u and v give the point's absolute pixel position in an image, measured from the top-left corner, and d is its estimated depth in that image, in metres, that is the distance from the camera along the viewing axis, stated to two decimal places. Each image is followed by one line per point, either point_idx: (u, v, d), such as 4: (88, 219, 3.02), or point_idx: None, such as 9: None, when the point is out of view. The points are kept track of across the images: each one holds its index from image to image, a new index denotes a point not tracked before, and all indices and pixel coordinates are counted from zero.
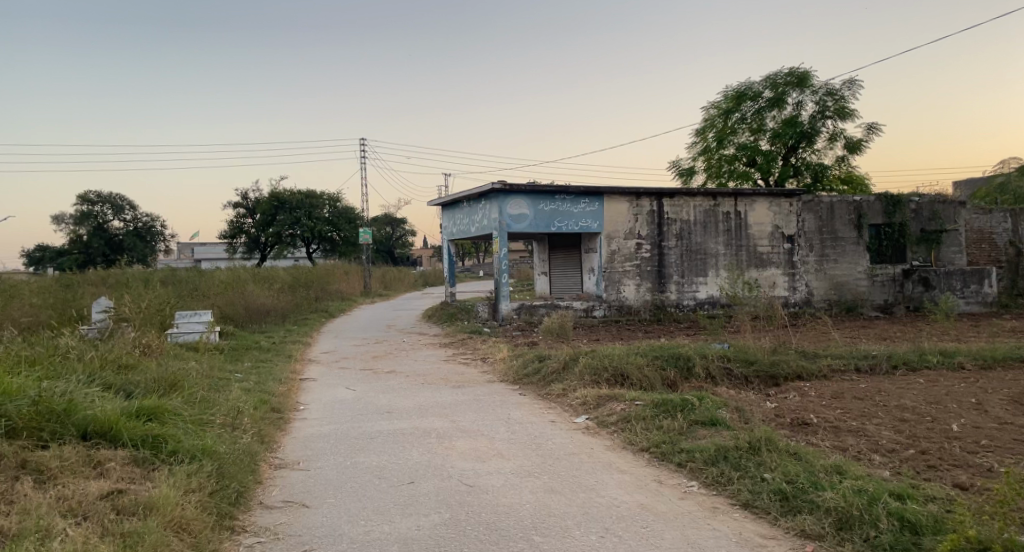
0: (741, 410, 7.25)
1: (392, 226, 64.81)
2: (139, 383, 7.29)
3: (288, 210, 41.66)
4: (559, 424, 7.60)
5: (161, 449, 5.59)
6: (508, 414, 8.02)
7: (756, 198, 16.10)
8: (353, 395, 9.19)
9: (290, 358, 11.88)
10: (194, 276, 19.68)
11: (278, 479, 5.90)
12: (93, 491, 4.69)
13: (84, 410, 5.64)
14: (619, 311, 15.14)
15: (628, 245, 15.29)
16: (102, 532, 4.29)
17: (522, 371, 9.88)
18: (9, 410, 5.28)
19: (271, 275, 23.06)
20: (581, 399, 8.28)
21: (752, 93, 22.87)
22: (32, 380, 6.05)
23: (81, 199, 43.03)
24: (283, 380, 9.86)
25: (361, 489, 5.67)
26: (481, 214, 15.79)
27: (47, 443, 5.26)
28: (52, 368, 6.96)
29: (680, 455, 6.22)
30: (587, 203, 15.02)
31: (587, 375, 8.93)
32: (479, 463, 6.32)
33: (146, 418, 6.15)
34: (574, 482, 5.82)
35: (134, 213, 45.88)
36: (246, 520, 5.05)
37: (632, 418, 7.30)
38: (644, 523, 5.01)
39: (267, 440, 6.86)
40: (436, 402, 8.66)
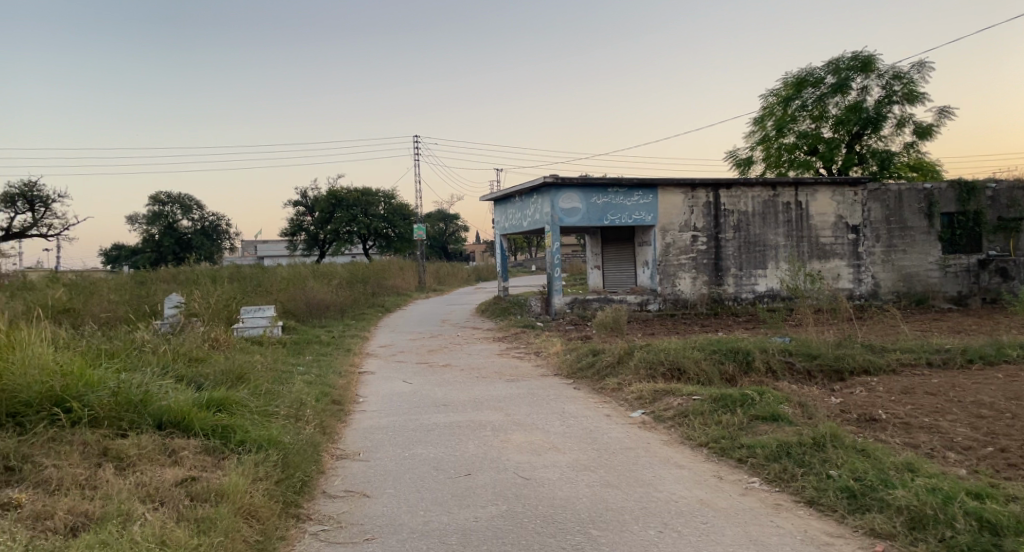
0: (804, 405, 7.07)
1: (445, 222, 65.61)
2: (208, 376, 7.57)
3: (345, 207, 42.55)
4: (615, 418, 7.56)
5: (230, 439, 5.80)
6: (563, 407, 8.03)
7: (817, 187, 15.63)
8: (410, 389, 9.33)
9: (349, 352, 12.14)
10: (258, 272, 20.32)
11: (341, 469, 6.05)
12: (168, 478, 4.90)
13: (159, 401, 5.89)
14: (675, 304, 14.96)
15: (684, 237, 15.06)
16: (178, 517, 4.48)
17: (576, 365, 9.87)
18: (91, 400, 5.53)
19: (330, 271, 23.63)
20: (636, 393, 8.23)
21: (813, 79, 22.21)
22: (112, 371, 6.34)
23: (153, 199, 44.90)
24: (343, 373, 10.10)
25: (419, 480, 5.77)
26: (533, 208, 15.77)
27: (126, 432, 5.51)
28: (130, 361, 7.29)
29: (741, 451, 6.11)
30: (640, 195, 14.87)
31: (642, 369, 8.87)
32: (534, 457, 6.34)
33: (216, 408, 6.39)
34: (631, 477, 5.80)
35: (202, 212, 47.56)
36: (310, 509, 5.20)
37: (690, 413, 7.21)
38: (704, 519, 4.95)
39: (328, 431, 7.04)
40: (491, 395, 8.74)
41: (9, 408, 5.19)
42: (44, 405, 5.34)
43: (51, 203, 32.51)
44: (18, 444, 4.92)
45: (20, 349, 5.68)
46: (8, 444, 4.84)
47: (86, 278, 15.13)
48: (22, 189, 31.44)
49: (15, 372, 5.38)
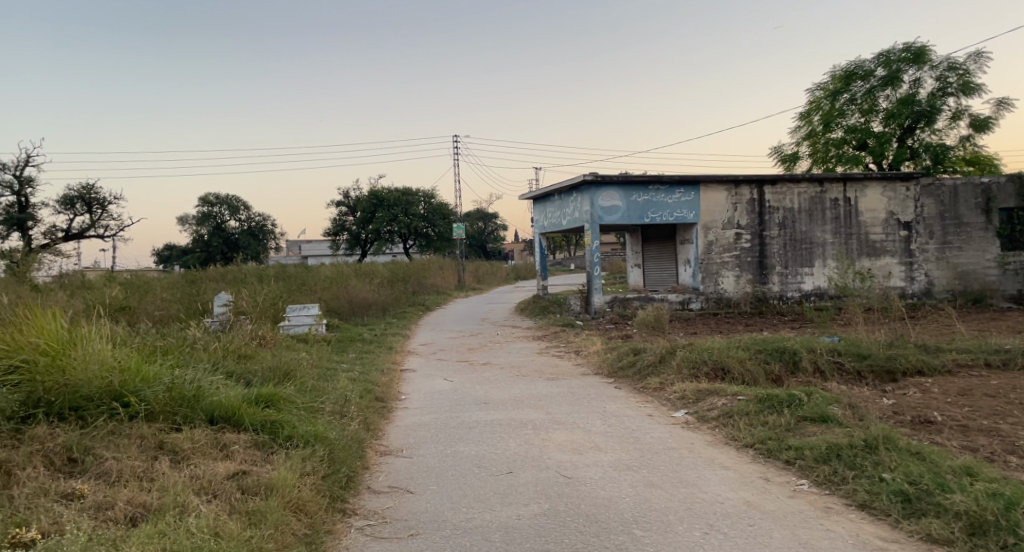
0: (855, 407, 6.89)
1: (484, 221, 65.91)
2: (257, 373, 7.75)
3: (386, 207, 43.06)
4: (658, 418, 7.49)
5: (279, 434, 5.92)
6: (604, 406, 7.99)
7: (867, 183, 15.24)
8: (451, 386, 9.39)
9: (391, 349, 12.28)
10: (303, 271, 20.69)
11: (385, 465, 6.12)
12: (221, 471, 5.03)
13: (211, 396, 6.05)
14: (717, 303, 14.75)
15: (727, 235, 14.84)
16: (231, 509, 4.58)
17: (617, 364, 9.80)
18: (147, 395, 5.70)
19: (372, 270, 23.94)
20: (679, 393, 8.14)
21: (863, 72, 21.65)
22: (166, 367, 6.53)
23: (202, 201, 46.11)
24: (386, 371, 10.22)
25: (462, 477, 5.80)
26: (572, 206, 15.72)
27: (180, 426, 5.67)
28: (182, 357, 7.50)
29: (788, 452, 6.00)
30: (682, 192, 14.71)
31: (685, 368, 8.76)
32: (576, 455, 6.32)
33: (265, 404, 6.53)
34: (675, 477, 5.73)
35: (249, 213, 48.66)
36: (355, 504, 5.27)
37: (734, 413, 7.10)
38: (751, 521, 4.88)
39: (371, 427, 7.13)
40: (532, 394, 8.75)
41: (72, 401, 5.38)
42: (104, 399, 5.52)
43: (107, 205, 33.64)
44: (80, 436, 5.10)
45: (81, 344, 5.89)
46: (71, 437, 5.02)
47: (140, 277, 15.61)
48: (80, 192, 32.61)
49: (77, 367, 5.58)
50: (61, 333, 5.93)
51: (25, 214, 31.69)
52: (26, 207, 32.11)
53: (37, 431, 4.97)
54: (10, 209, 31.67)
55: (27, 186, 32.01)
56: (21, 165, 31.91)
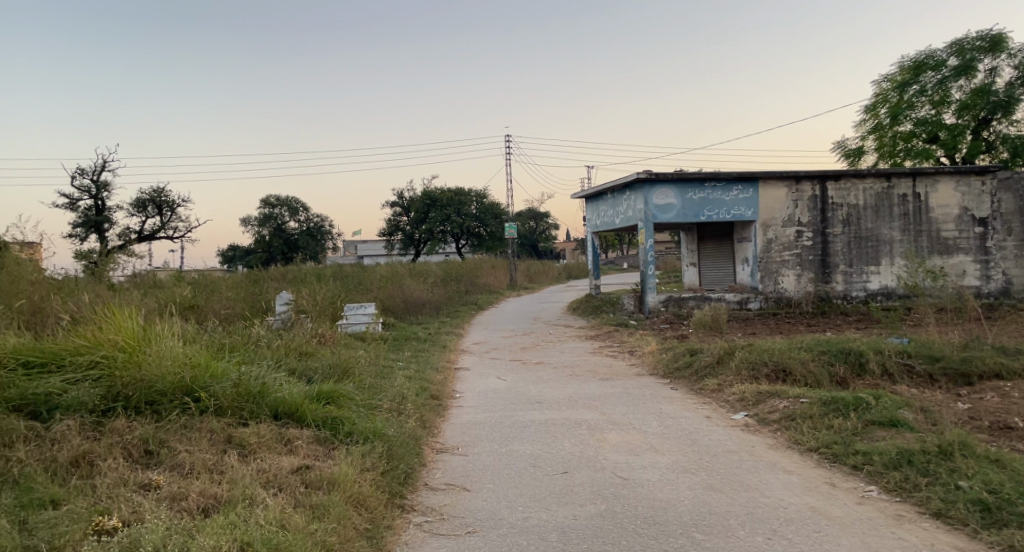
0: (927, 411, 6.63)
1: (536, 220, 65.97)
2: (317, 370, 7.95)
3: (439, 207, 43.56)
4: (716, 420, 7.34)
5: (339, 430, 6.04)
6: (660, 407, 7.88)
7: (939, 177, 14.60)
8: (505, 385, 9.43)
9: (445, 348, 12.40)
10: (360, 271, 21.08)
11: (441, 463, 6.17)
12: (286, 465, 5.16)
13: (276, 393, 6.22)
14: (777, 303, 14.38)
15: (787, 233, 14.47)
16: (296, 503, 4.69)
17: (673, 365, 9.65)
18: (216, 390, 5.90)
19: (426, 269, 24.25)
20: (738, 395, 7.96)
21: (934, 62, 20.83)
22: (233, 364, 6.76)
23: (263, 203, 47.53)
24: (440, 369, 10.32)
25: (518, 476, 5.80)
26: (626, 205, 15.57)
27: (247, 421, 5.84)
28: (247, 353, 7.75)
29: (855, 457, 5.80)
30: (739, 189, 14.40)
31: (744, 370, 8.56)
32: (632, 457, 6.25)
33: (325, 401, 6.67)
34: (736, 481, 5.61)
35: (307, 214, 49.90)
36: (413, 500, 5.33)
37: (797, 416, 6.91)
38: (817, 527, 4.74)
39: (428, 425, 7.20)
40: (586, 394, 8.69)
41: (147, 396, 5.59)
42: (176, 395, 5.72)
43: (177, 207, 34.99)
44: (155, 429, 5.30)
45: (156, 342, 6.13)
46: (147, 429, 5.22)
47: (206, 276, 16.19)
48: (151, 195, 34.04)
49: (151, 362, 5.80)
50: (137, 330, 6.18)
51: (101, 217, 33.20)
52: (102, 210, 33.62)
53: (116, 424, 5.18)
54: (88, 212, 33.23)
55: (103, 191, 33.57)
56: (98, 170, 33.51)
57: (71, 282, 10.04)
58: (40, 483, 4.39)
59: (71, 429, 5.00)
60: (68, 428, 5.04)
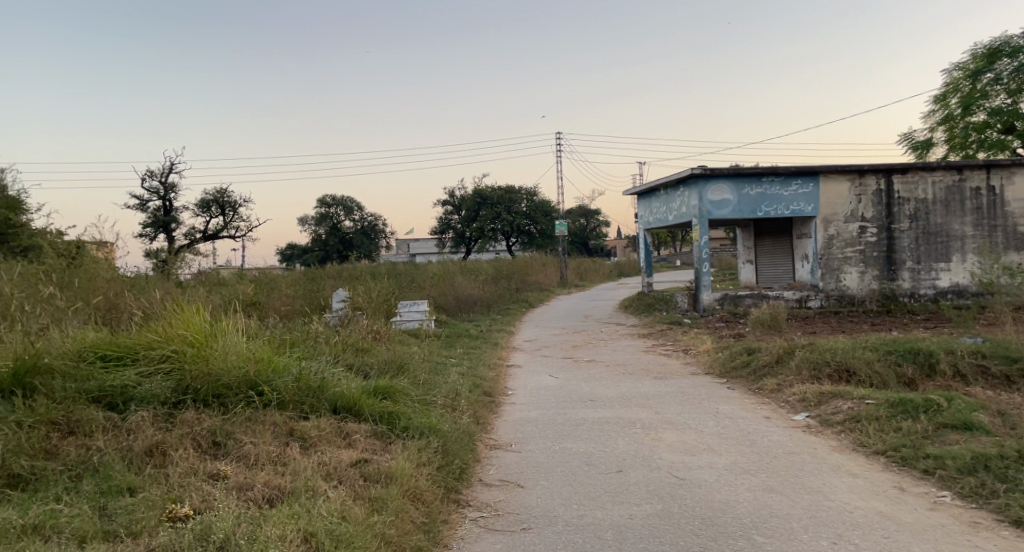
0: (1003, 414, 6.33)
1: (586, 217, 65.58)
2: (373, 365, 8.08)
3: (490, 206, 43.81)
4: (775, 421, 7.15)
5: (395, 425, 6.12)
6: (717, 407, 7.73)
7: (1015, 169, 13.91)
8: (557, 383, 9.39)
9: (496, 345, 12.43)
10: (412, 268, 21.31)
11: (495, 459, 6.19)
12: (345, 459, 5.25)
13: (335, 387, 6.35)
14: (839, 301, 13.94)
15: (850, 228, 14.02)
16: (355, 495, 4.77)
17: (729, 364, 9.46)
18: (279, 384, 6.06)
19: (478, 267, 24.37)
20: (799, 395, 7.74)
21: (1010, 49, 19.90)
22: (294, 359, 6.94)
23: (320, 203, 48.57)
24: (492, 366, 10.35)
25: (572, 474, 5.77)
26: (679, 201, 15.33)
27: (308, 415, 5.98)
28: (306, 349, 7.93)
29: (926, 461, 5.58)
30: (799, 184, 14.02)
31: (805, 370, 8.33)
32: (688, 457, 6.14)
33: (382, 396, 6.77)
34: (798, 483, 5.46)
35: (362, 213, 50.76)
36: (469, 495, 5.36)
37: (863, 418, 6.68)
38: (885, 533, 4.57)
39: (481, 421, 7.23)
40: (640, 392, 8.59)
41: (215, 389, 5.76)
42: (242, 389, 5.90)
43: (238, 207, 36.03)
44: (223, 421, 5.46)
45: (221, 337, 6.33)
46: (214, 422, 5.38)
47: (267, 275, 16.64)
48: (215, 195, 35.15)
49: (218, 357, 5.98)
50: (204, 326, 6.39)
51: (169, 217, 34.47)
52: (170, 211, 34.87)
53: (186, 415, 5.35)
54: (157, 213, 34.52)
55: (171, 191, 34.83)
56: (165, 172, 34.79)
57: (142, 279, 10.44)
58: (118, 471, 4.58)
59: (145, 420, 5.18)
60: (142, 419, 5.22)
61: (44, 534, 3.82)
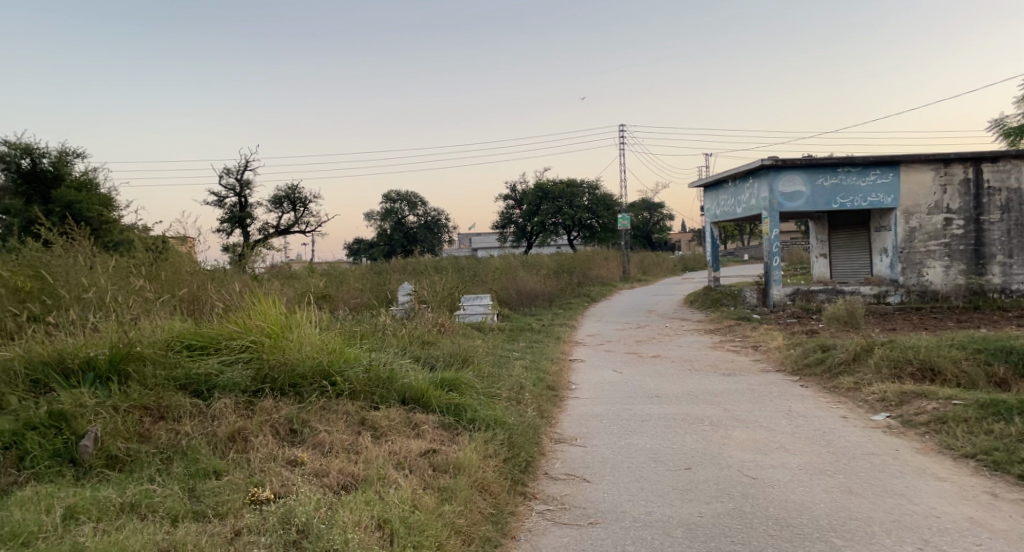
0: None
1: (650, 211, 64.60)
2: (438, 357, 8.19)
3: (552, 200, 43.78)
4: (853, 420, 6.88)
5: (462, 417, 6.18)
6: (790, 405, 7.50)
7: None
8: (621, 378, 9.30)
9: (559, 339, 12.40)
10: (474, 263, 21.47)
11: (560, 453, 6.16)
12: (414, 448, 5.34)
13: (404, 378, 6.46)
14: (921, 297, 13.33)
15: (934, 220, 13.36)
16: (425, 485, 4.83)
17: (803, 361, 9.16)
18: (350, 375, 6.21)
19: (540, 261, 24.37)
20: (879, 394, 7.42)
21: None
22: (364, 350, 7.11)
23: (385, 198, 49.57)
24: (555, 360, 10.34)
25: (638, 470, 5.69)
26: (748, 193, 14.91)
27: (378, 405, 6.11)
28: (375, 340, 8.11)
29: (1021, 466, 5.27)
30: (877, 174, 13.43)
31: (885, 368, 7.97)
32: (761, 455, 5.98)
33: (448, 387, 6.85)
34: (879, 485, 5.24)
35: (426, 208, 51.52)
36: (535, 488, 5.35)
37: (949, 419, 6.35)
38: (976, 540, 4.34)
39: (546, 415, 7.22)
40: (708, 389, 8.41)
41: (291, 378, 5.96)
42: (316, 378, 6.08)
43: (309, 204, 37.08)
44: (299, 410, 5.63)
45: (295, 329, 6.53)
46: (292, 410, 5.56)
47: (337, 268, 17.04)
48: (286, 192, 36.23)
49: (293, 348, 6.18)
50: (281, 318, 6.60)
51: (244, 213, 35.76)
52: (245, 207, 36.16)
53: (265, 403, 5.54)
54: (233, 209, 35.88)
55: (246, 188, 36.15)
56: (241, 170, 36.11)
57: (220, 271, 10.87)
58: (205, 455, 4.77)
59: (228, 407, 5.39)
60: (225, 405, 5.43)
61: (141, 512, 4.02)
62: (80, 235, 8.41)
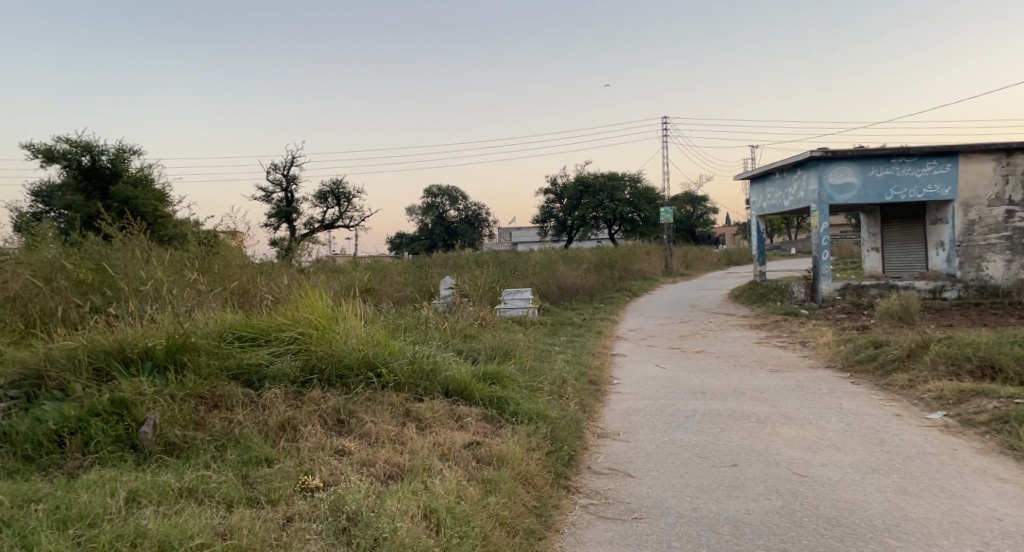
0: None
1: (693, 204, 63.73)
2: (481, 350, 8.23)
3: (593, 194, 43.56)
4: (908, 419, 6.69)
5: (505, 410, 6.20)
6: (840, 403, 7.33)
7: None
8: (664, 373, 9.22)
9: (600, 333, 12.35)
10: (515, 257, 21.48)
11: (603, 447, 6.14)
12: (458, 440, 5.38)
13: (447, 371, 6.52)
14: (980, 292, 12.85)
15: (994, 213, 12.90)
16: (469, 476, 4.86)
17: (853, 358, 8.94)
18: (395, 367, 6.29)
19: (580, 255, 24.29)
20: (935, 392, 7.21)
21: None
22: (407, 343, 7.19)
23: (427, 193, 49.96)
24: (597, 354, 10.30)
25: (683, 466, 5.64)
26: (797, 185, 14.58)
27: (422, 396, 6.17)
28: (418, 333, 8.20)
29: None
30: (934, 165, 13.00)
31: (942, 365, 7.73)
32: (810, 453, 5.86)
33: (490, 381, 6.88)
34: (936, 485, 5.09)
35: (466, 203, 51.78)
36: (578, 482, 5.35)
37: (1011, 419, 6.13)
38: None
39: (588, 409, 7.20)
40: (754, 385, 8.28)
41: (338, 369, 6.06)
42: (362, 369, 6.18)
43: (353, 198, 37.62)
44: (345, 400, 5.73)
45: (342, 321, 6.64)
46: (339, 401, 5.65)
47: (380, 262, 17.26)
48: (331, 187, 36.78)
49: (340, 340, 6.29)
50: (327, 310, 6.73)
51: (290, 208, 36.46)
52: (291, 202, 36.83)
53: (314, 393, 5.65)
54: (280, 204, 36.56)
55: (292, 183, 36.82)
56: (288, 165, 36.81)
57: (268, 265, 11.11)
58: (257, 443, 4.89)
59: (278, 397, 5.51)
60: (275, 395, 5.55)
61: (198, 497, 4.14)
62: (136, 229, 8.67)
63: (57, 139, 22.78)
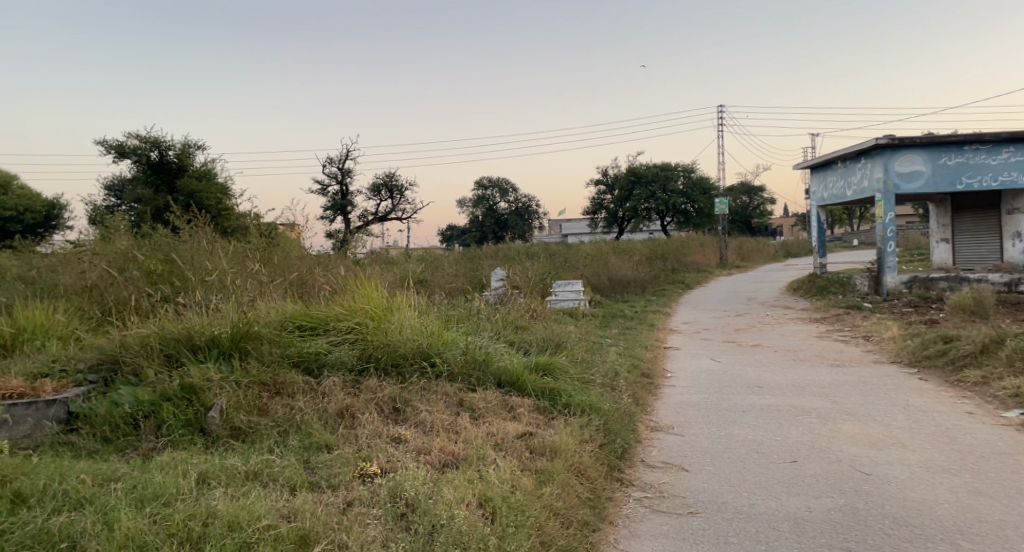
0: None
1: (749, 194, 62.31)
2: (532, 342, 8.25)
3: (645, 184, 43.03)
4: (980, 417, 6.43)
5: (557, 401, 6.21)
6: (906, 399, 7.09)
7: None
8: (720, 367, 9.07)
9: (653, 326, 12.22)
10: (565, 249, 21.40)
11: (656, 441, 6.09)
12: (511, 431, 5.41)
13: (500, 362, 6.56)
14: None
15: None
16: (522, 466, 4.90)
17: (921, 353, 8.63)
18: (448, 357, 6.36)
19: (632, 247, 24.03)
20: (1011, 390, 6.90)
21: None
22: (460, 333, 7.25)
23: (478, 185, 50.15)
24: (649, 347, 10.20)
25: (740, 461, 5.55)
26: (860, 174, 14.11)
27: (475, 386, 6.24)
28: (471, 324, 8.26)
29: None
30: (1012, 151, 12.45)
31: (1018, 362, 7.39)
32: (874, 451, 5.69)
33: (542, 372, 6.90)
34: (1011, 487, 4.88)
35: (517, 195, 51.85)
36: (631, 475, 5.32)
37: None
38: None
39: (641, 402, 7.15)
40: (814, 380, 8.07)
41: (393, 359, 6.17)
42: (416, 359, 6.27)
43: (406, 191, 38.08)
44: (401, 390, 5.83)
45: (397, 312, 6.75)
46: (394, 389, 5.76)
47: (432, 254, 17.43)
48: (385, 180, 37.30)
49: (395, 330, 6.40)
50: (382, 301, 6.85)
51: (346, 201, 37.15)
52: (346, 195, 37.54)
53: (370, 382, 5.76)
54: (335, 197, 37.33)
55: (347, 177, 37.50)
56: (343, 159, 37.49)
57: (325, 257, 11.36)
58: (316, 430, 5.03)
59: (336, 385, 5.64)
60: (333, 383, 5.69)
61: (262, 480, 4.28)
62: (201, 222, 8.96)
63: (126, 136, 23.73)
